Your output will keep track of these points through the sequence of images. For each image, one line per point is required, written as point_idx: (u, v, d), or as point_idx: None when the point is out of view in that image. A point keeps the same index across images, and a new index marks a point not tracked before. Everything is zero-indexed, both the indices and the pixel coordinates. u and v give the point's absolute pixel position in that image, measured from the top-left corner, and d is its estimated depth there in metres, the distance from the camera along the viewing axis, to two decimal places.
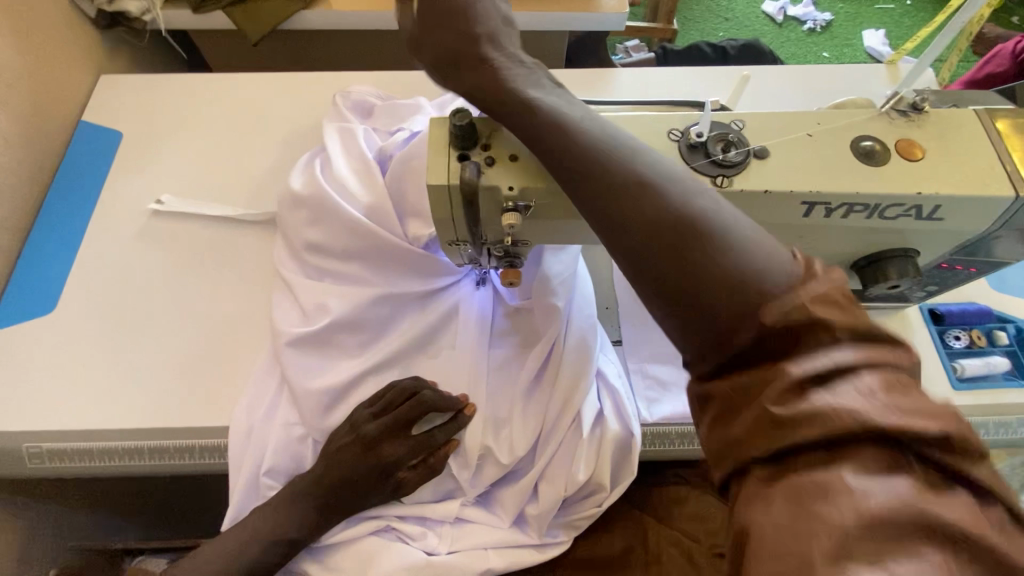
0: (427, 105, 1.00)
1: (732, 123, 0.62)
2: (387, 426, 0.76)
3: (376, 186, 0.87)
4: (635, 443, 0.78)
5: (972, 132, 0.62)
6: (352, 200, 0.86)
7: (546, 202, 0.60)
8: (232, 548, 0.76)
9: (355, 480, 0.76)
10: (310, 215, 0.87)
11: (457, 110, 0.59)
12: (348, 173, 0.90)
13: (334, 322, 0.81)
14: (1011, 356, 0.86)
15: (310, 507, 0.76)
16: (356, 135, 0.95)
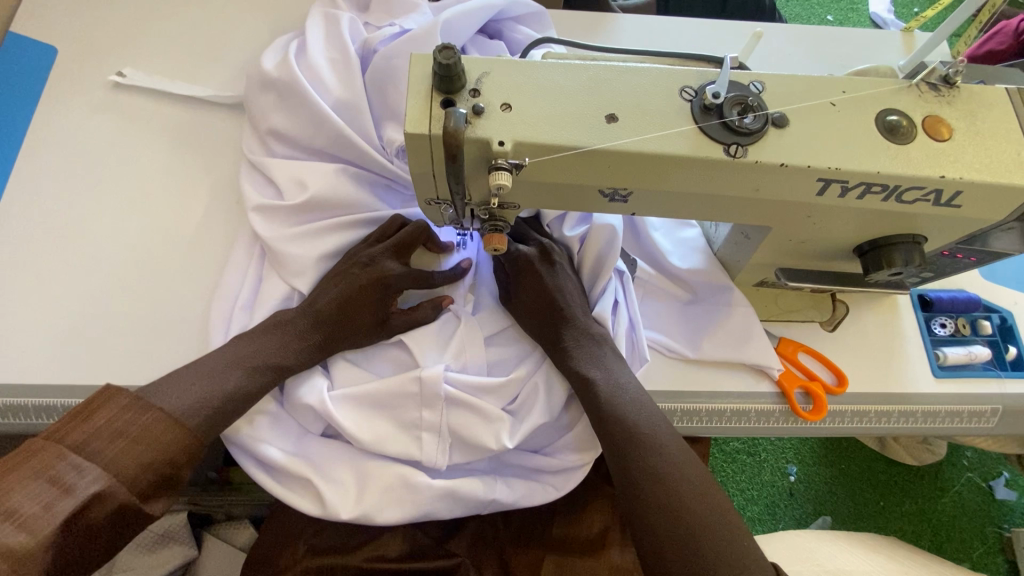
0: (426, 5, 0.88)
1: (751, 84, 0.55)
2: (390, 247, 0.77)
3: (352, 83, 0.80)
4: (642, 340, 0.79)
5: (1004, 113, 0.57)
6: (322, 89, 0.80)
7: (541, 161, 0.53)
8: (209, 372, 0.68)
9: (351, 303, 0.74)
10: (279, 97, 0.80)
11: (442, 46, 0.50)
12: (322, 60, 0.82)
13: (309, 201, 0.77)
14: (992, 346, 0.86)
15: (298, 332, 0.74)
16: (341, 22, 0.84)
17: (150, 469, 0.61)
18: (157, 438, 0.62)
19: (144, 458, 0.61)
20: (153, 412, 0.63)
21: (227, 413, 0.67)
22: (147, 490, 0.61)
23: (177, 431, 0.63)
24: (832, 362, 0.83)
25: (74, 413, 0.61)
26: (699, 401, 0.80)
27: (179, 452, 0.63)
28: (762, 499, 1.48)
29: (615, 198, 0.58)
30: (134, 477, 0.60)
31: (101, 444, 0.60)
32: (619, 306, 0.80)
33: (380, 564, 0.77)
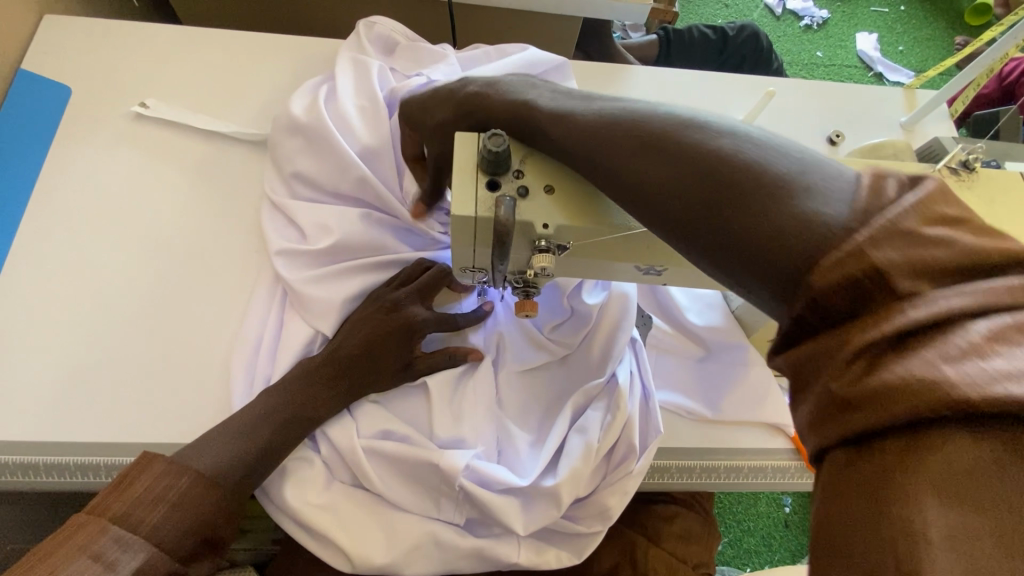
0: (453, 56, 0.89)
1: None
2: (414, 291, 0.77)
3: (380, 132, 0.80)
4: (656, 420, 0.77)
5: (1021, 197, 0.60)
6: (350, 137, 0.80)
7: (582, 242, 0.55)
8: (244, 429, 0.69)
9: (377, 349, 0.75)
10: (307, 142, 0.81)
11: (490, 132, 0.51)
12: (351, 107, 0.82)
13: (335, 244, 0.77)
14: None
15: (327, 378, 0.74)
16: (370, 69, 0.85)
17: (192, 534, 0.63)
18: (196, 504, 0.64)
19: (185, 524, 0.63)
20: (191, 477, 0.65)
21: (263, 467, 0.70)
22: (190, 554, 0.63)
23: (215, 493, 0.66)
24: None
25: (112, 486, 0.62)
26: (720, 459, 0.81)
27: (217, 514, 0.66)
28: (759, 530, 1.61)
29: (651, 272, 0.60)
30: (177, 545, 0.62)
31: (143, 514, 0.62)
32: (633, 376, 0.79)
33: None
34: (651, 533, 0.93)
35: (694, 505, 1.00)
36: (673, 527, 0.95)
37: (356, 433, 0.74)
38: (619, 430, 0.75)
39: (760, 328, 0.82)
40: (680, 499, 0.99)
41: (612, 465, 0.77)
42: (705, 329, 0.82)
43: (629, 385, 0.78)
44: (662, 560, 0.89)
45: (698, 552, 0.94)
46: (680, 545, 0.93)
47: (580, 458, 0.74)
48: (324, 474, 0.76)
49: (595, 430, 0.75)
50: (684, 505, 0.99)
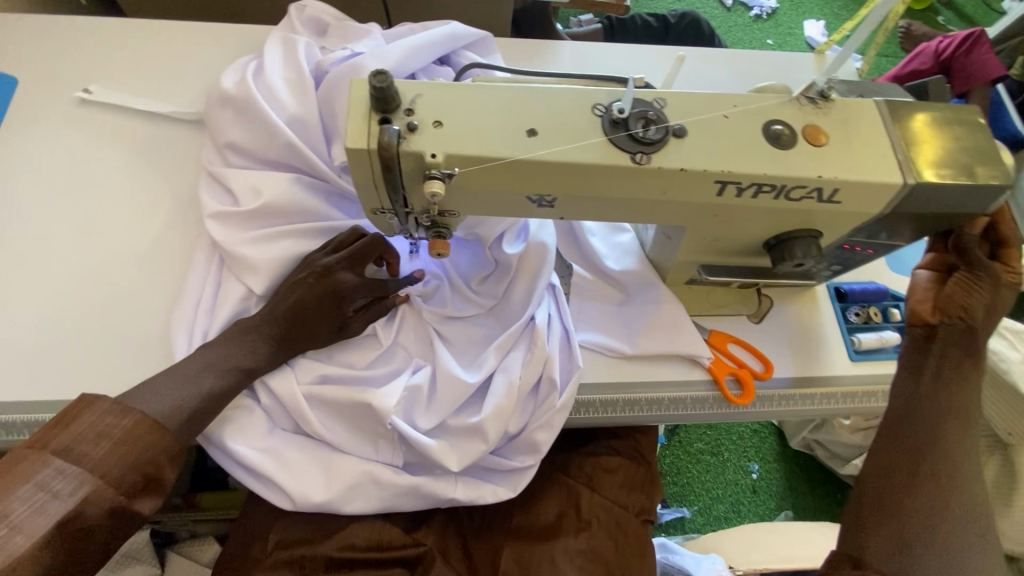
0: (379, 32, 0.95)
1: (654, 101, 0.63)
2: (347, 258, 0.79)
3: (306, 102, 0.86)
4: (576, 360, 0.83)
5: (871, 121, 0.66)
6: (277, 106, 0.85)
7: (471, 171, 0.60)
8: (183, 378, 0.72)
9: (309, 312, 0.78)
10: (237, 113, 0.86)
11: (377, 71, 0.57)
12: (279, 80, 0.87)
13: (264, 204, 0.82)
14: (901, 331, 0.95)
15: (261, 339, 0.77)
16: (297, 46, 0.91)
17: (135, 471, 0.64)
18: (138, 442, 0.65)
19: (128, 460, 0.64)
20: (133, 416, 0.66)
21: (207, 414, 0.72)
22: (134, 490, 0.64)
23: (157, 433, 0.67)
24: (759, 350, 0.90)
25: (56, 422, 0.65)
26: (641, 392, 0.86)
27: (161, 452, 0.67)
28: (727, 497, 1.66)
29: (543, 203, 0.65)
30: (120, 480, 0.63)
31: (86, 449, 0.64)
32: (552, 316, 0.85)
33: (350, 553, 0.80)
34: (591, 484, 0.93)
35: (638, 455, 0.98)
36: (615, 475, 0.94)
37: (295, 381, 0.79)
38: (540, 367, 0.81)
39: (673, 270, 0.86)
40: (621, 444, 0.98)
41: (537, 402, 0.83)
42: (622, 272, 0.89)
43: (548, 326, 0.84)
44: (603, 508, 0.90)
45: (642, 495, 0.94)
46: (623, 494, 0.93)
47: (503, 394, 0.79)
48: (264, 420, 0.81)
49: (517, 368, 0.81)
50: (626, 449, 0.98)
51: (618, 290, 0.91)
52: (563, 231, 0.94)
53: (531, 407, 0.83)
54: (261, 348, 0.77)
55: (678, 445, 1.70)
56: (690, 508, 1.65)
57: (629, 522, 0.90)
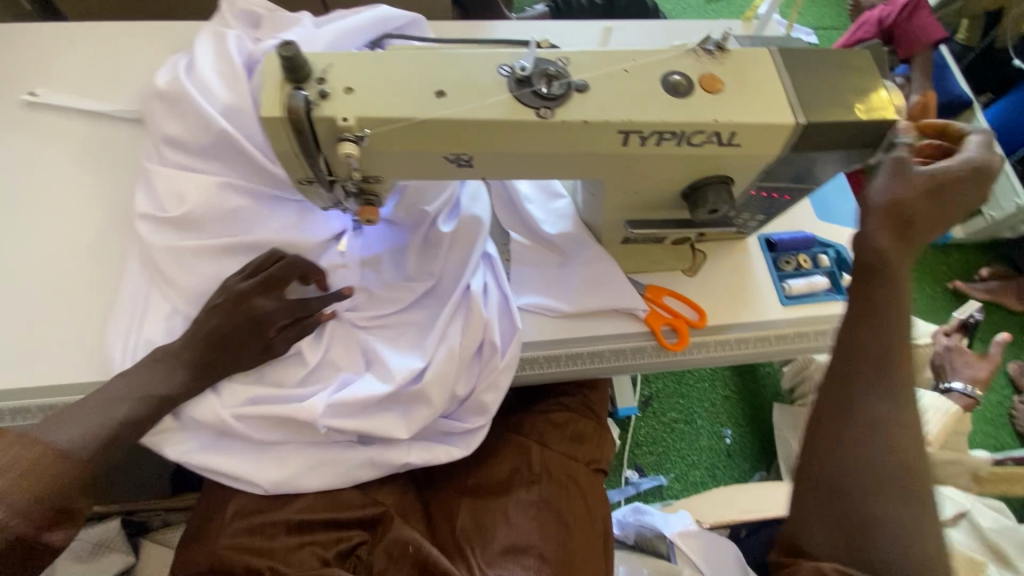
0: (309, 20, 0.98)
1: (557, 60, 0.67)
2: (257, 283, 0.80)
3: (238, 90, 0.88)
4: (517, 324, 0.86)
5: (765, 67, 0.71)
6: (211, 99, 0.87)
7: (384, 133, 0.63)
8: (126, 385, 0.75)
9: (228, 337, 0.79)
10: (171, 108, 0.88)
11: (283, 43, 0.60)
12: (211, 73, 0.89)
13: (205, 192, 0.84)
14: (831, 276, 1.00)
15: (183, 360, 0.77)
16: (227, 38, 0.93)
17: (45, 508, 0.65)
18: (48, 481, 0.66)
19: (39, 497, 0.64)
20: (44, 453, 0.66)
21: (115, 439, 0.72)
22: (43, 521, 0.65)
23: (69, 466, 0.67)
24: (693, 300, 0.95)
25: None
26: (582, 346, 0.91)
27: (72, 486, 0.67)
28: (702, 462, 1.71)
29: (461, 163, 0.68)
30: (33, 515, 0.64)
31: None
32: (488, 283, 0.87)
33: (310, 516, 0.83)
34: (543, 439, 0.97)
35: (589, 409, 1.02)
36: (566, 428, 0.98)
37: (220, 407, 0.80)
38: (481, 332, 0.84)
39: (605, 229, 0.89)
40: (571, 399, 1.02)
41: (480, 365, 0.86)
42: (558, 234, 0.93)
43: (485, 293, 0.87)
44: (556, 460, 0.94)
45: (595, 444, 0.99)
46: (576, 445, 0.97)
47: (441, 361, 0.82)
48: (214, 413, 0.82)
49: (456, 336, 0.83)
50: (577, 404, 1.02)
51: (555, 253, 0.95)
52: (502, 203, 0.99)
53: (476, 372, 0.86)
54: (206, 338, 0.78)
55: (652, 416, 1.75)
56: (667, 475, 1.70)
57: (582, 469, 0.96)
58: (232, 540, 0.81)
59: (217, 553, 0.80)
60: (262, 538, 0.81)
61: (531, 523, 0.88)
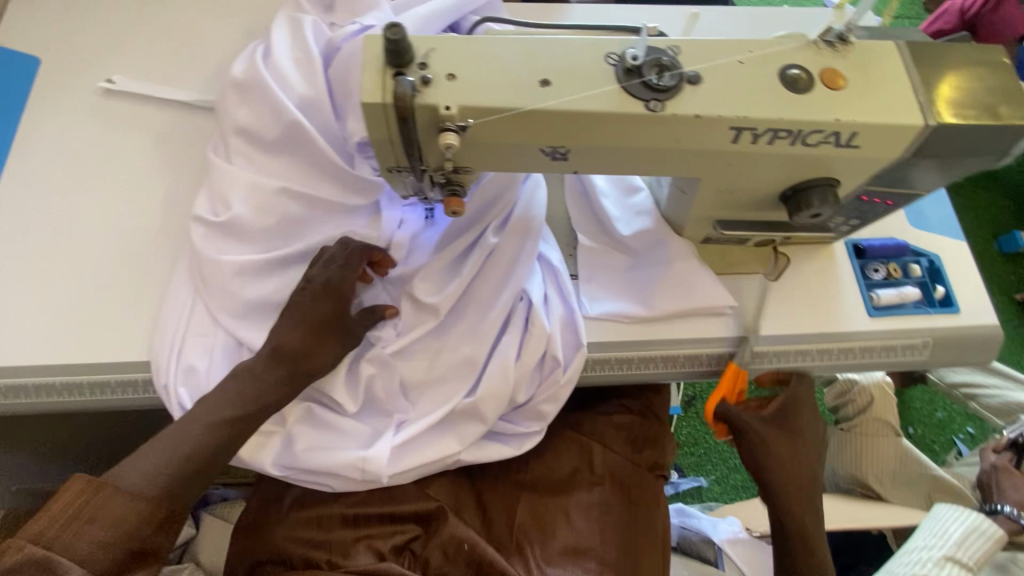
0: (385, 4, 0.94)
1: (668, 50, 0.63)
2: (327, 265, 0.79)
3: (315, 82, 0.85)
4: (579, 333, 0.83)
5: (891, 65, 0.65)
6: (287, 88, 0.85)
7: (486, 122, 0.60)
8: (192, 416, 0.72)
9: (314, 324, 0.78)
10: (243, 96, 0.86)
11: (390, 25, 0.57)
12: (287, 62, 0.87)
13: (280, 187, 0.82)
14: (923, 287, 0.94)
15: (235, 380, 0.75)
16: (304, 25, 0.90)
17: (119, 551, 0.64)
18: (134, 521, 0.65)
19: (112, 539, 0.63)
20: (113, 494, 0.65)
21: (210, 468, 0.72)
22: (122, 562, 0.64)
23: (141, 506, 0.66)
24: (774, 307, 0.90)
25: (54, 514, 0.62)
26: (656, 349, 0.87)
27: (140, 523, 0.65)
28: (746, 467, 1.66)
29: (557, 156, 0.65)
30: (111, 555, 0.63)
31: (74, 531, 0.62)
32: (548, 295, 0.85)
33: (364, 508, 0.85)
34: (603, 439, 0.95)
35: (651, 413, 0.99)
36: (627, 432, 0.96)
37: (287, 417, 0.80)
38: (543, 344, 0.82)
39: (688, 227, 0.85)
40: (633, 403, 0.99)
41: (542, 377, 0.84)
42: (633, 235, 0.88)
43: (545, 304, 0.85)
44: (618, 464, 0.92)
45: (656, 450, 0.96)
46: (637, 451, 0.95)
47: (497, 375, 0.80)
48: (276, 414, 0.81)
49: (513, 351, 0.81)
50: (640, 408, 0.99)
51: (629, 254, 0.90)
52: (572, 195, 0.95)
53: (538, 379, 0.84)
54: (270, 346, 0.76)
55: (694, 418, 1.70)
56: (707, 477, 1.66)
57: (643, 476, 0.93)
58: (292, 531, 0.84)
59: (276, 542, 0.84)
60: (319, 529, 0.84)
61: (591, 524, 0.87)
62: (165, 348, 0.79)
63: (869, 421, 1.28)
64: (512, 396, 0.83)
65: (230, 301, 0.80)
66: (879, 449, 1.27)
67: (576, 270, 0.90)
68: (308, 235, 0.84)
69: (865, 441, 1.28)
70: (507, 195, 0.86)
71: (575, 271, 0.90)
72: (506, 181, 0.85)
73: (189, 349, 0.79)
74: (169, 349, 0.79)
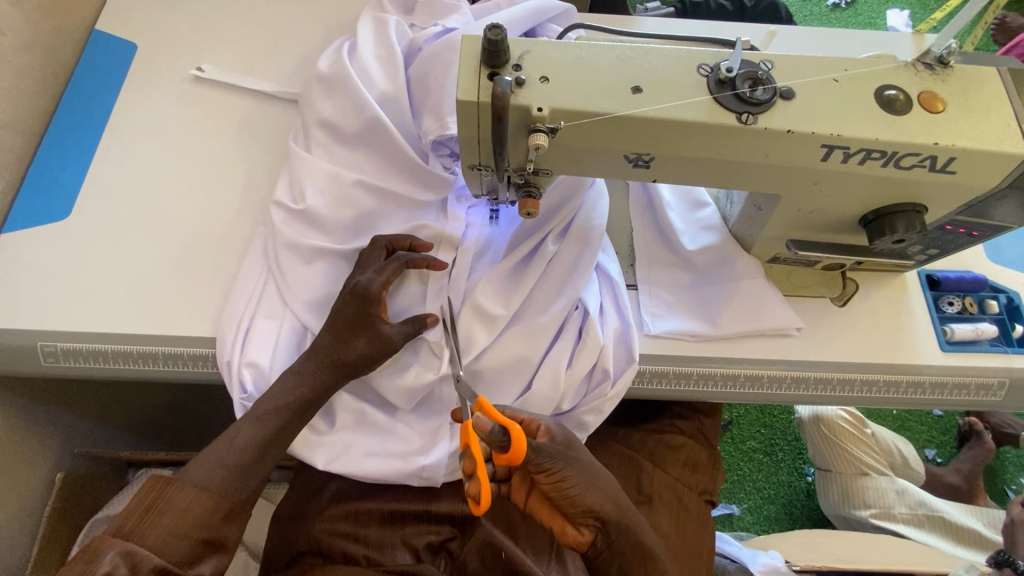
0: (465, 7, 0.96)
1: (761, 63, 0.62)
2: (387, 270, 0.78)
3: (396, 79, 0.88)
4: (634, 346, 0.82)
5: (994, 89, 0.63)
6: (369, 84, 0.88)
7: (574, 126, 0.61)
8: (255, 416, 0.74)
9: (365, 318, 0.76)
10: (328, 90, 0.89)
11: (491, 26, 0.59)
12: (372, 59, 0.90)
13: (357, 180, 0.85)
14: (999, 324, 0.90)
15: (298, 369, 0.76)
16: (389, 24, 0.93)
17: (191, 538, 0.66)
18: (203, 512, 0.67)
19: (185, 527, 0.66)
20: (180, 488, 0.67)
21: (265, 460, 0.74)
22: (194, 553, 0.66)
23: (209, 500, 0.68)
24: (839, 333, 0.88)
25: (131, 509, 0.65)
26: (716, 367, 0.85)
27: (209, 516, 0.68)
28: (779, 498, 1.56)
29: (639, 163, 0.65)
30: (186, 542, 0.65)
31: (150, 526, 0.65)
32: (604, 307, 0.84)
33: (402, 505, 0.84)
34: (656, 459, 0.93)
35: (702, 435, 0.97)
36: (677, 454, 0.94)
37: (340, 408, 0.81)
38: (595, 355, 0.80)
39: (756, 245, 0.84)
40: (686, 424, 0.97)
41: (588, 387, 0.82)
42: (699, 250, 0.87)
43: (601, 316, 0.83)
44: (668, 484, 0.91)
45: (705, 476, 0.94)
46: (687, 474, 0.93)
47: (548, 381, 0.79)
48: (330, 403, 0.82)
49: (565, 360, 0.80)
50: (693, 430, 0.97)
51: (694, 271, 0.89)
52: (638, 206, 0.94)
53: (586, 390, 0.82)
54: (335, 333, 0.77)
55: (729, 442, 1.61)
56: (740, 505, 1.56)
57: (692, 501, 0.91)
58: (328, 524, 0.83)
59: (314, 535, 0.82)
60: (356, 523, 0.83)
61: None
62: (234, 324, 0.81)
63: (845, 461, 1.29)
64: (556, 403, 0.81)
65: (301, 287, 0.83)
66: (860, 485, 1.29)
67: (635, 281, 0.90)
68: (378, 227, 0.86)
69: (846, 481, 1.29)
70: (571, 205, 0.84)
71: (633, 282, 0.90)
72: (570, 192, 0.84)
73: (257, 327, 0.81)
74: (236, 327, 0.81)
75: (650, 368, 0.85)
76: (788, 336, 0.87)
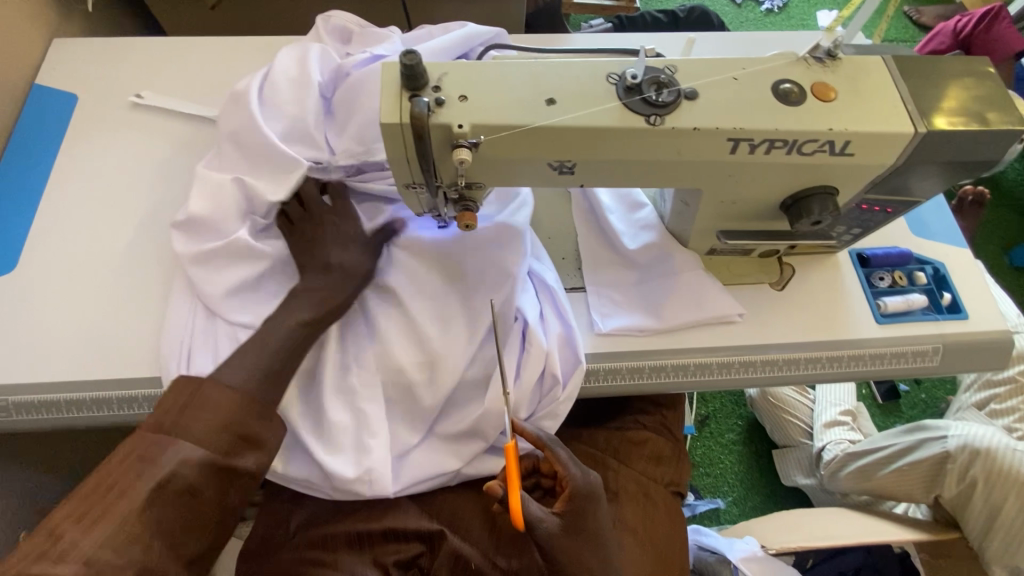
0: (397, 37, 1.00)
1: (665, 69, 0.67)
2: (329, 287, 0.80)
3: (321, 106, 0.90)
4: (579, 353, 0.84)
5: (880, 76, 0.68)
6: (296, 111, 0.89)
7: (496, 140, 0.64)
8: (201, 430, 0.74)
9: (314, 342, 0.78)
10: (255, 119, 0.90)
11: (406, 52, 0.62)
12: (297, 85, 0.92)
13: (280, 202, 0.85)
14: (929, 294, 0.95)
15: None
16: (318, 53, 0.95)
17: (226, 431, 0.70)
18: (229, 412, 0.71)
19: (218, 422, 0.70)
20: (213, 387, 0.72)
21: (295, 358, 0.77)
22: (229, 448, 0.70)
23: (239, 399, 0.72)
24: (780, 315, 0.92)
25: (172, 405, 0.71)
26: (667, 358, 0.88)
27: (239, 414, 0.71)
28: (763, 488, 1.57)
29: (564, 170, 0.69)
30: (217, 441, 0.70)
31: (190, 424, 0.70)
32: (544, 313, 0.86)
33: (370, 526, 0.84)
34: (620, 455, 0.95)
35: (664, 427, 0.99)
36: (640, 448, 0.96)
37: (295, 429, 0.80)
38: (543, 363, 0.82)
39: (692, 239, 0.88)
40: (646, 418, 0.99)
41: (540, 393, 0.84)
42: (640, 249, 0.91)
43: (542, 324, 0.85)
44: (633, 478, 0.93)
45: (669, 468, 0.97)
46: (652, 467, 0.95)
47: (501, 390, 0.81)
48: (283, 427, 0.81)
49: (513, 371, 0.82)
50: (654, 423, 0.99)
51: (638, 268, 0.93)
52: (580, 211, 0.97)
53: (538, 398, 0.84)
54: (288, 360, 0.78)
55: (708, 436, 1.62)
56: (725, 498, 1.56)
57: (658, 493, 0.93)
58: (296, 553, 0.83)
59: (284, 564, 0.82)
60: (324, 550, 0.83)
61: None
62: (181, 359, 0.81)
63: (788, 427, 1.50)
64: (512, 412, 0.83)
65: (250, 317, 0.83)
66: (807, 452, 1.49)
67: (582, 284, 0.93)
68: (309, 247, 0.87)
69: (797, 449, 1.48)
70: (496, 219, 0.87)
71: (581, 284, 0.93)
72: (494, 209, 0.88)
73: (195, 354, 0.80)
74: (184, 361, 0.81)
75: (604, 366, 0.88)
76: (733, 322, 0.90)
